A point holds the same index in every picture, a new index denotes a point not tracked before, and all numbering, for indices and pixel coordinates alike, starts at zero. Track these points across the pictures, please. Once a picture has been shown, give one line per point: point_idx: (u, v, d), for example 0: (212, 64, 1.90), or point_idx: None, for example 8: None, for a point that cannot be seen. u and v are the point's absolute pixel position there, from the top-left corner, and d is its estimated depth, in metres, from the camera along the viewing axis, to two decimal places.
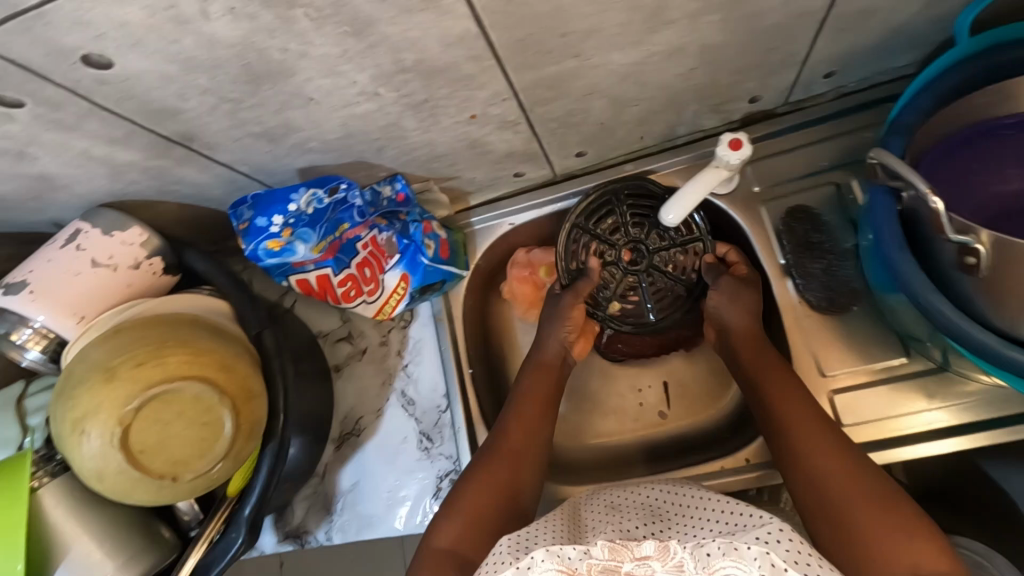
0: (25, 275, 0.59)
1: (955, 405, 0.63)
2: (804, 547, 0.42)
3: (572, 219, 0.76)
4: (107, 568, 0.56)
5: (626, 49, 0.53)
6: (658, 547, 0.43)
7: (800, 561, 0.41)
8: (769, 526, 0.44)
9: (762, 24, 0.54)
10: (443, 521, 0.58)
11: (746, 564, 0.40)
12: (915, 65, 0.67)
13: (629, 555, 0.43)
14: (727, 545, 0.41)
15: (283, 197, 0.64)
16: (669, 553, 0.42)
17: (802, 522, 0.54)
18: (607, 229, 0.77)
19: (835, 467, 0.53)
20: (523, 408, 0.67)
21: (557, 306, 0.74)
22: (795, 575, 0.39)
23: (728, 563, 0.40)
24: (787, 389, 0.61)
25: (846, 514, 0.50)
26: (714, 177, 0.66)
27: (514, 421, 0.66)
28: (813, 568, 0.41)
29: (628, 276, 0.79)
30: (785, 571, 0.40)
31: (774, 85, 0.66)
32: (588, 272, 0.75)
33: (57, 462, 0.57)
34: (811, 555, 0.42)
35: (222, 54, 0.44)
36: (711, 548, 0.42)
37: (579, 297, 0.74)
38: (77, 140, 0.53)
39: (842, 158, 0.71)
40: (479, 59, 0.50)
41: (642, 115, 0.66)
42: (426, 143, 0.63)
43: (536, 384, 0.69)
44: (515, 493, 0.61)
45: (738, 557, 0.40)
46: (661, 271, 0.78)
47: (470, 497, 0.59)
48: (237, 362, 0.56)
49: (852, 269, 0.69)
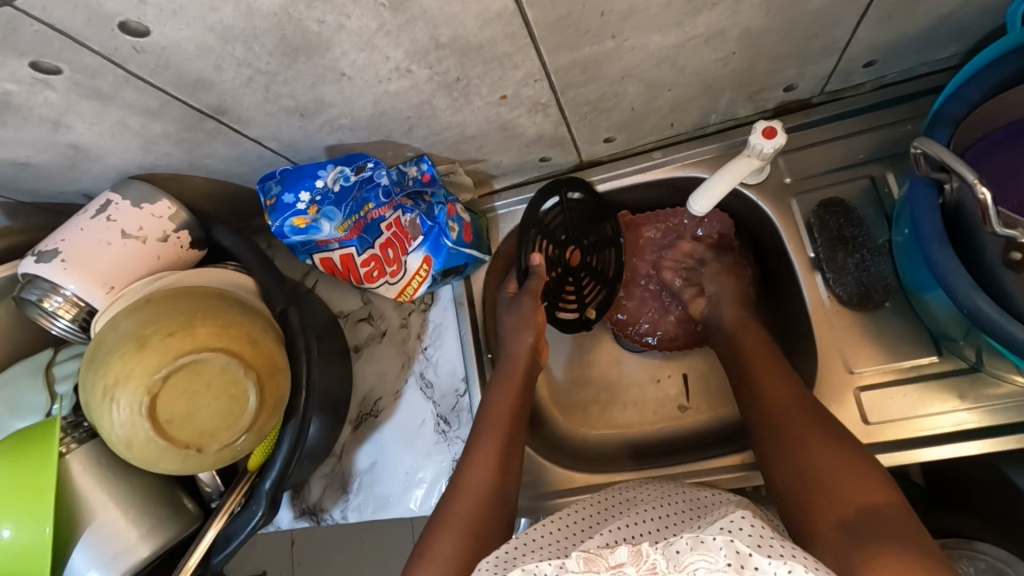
0: (56, 243, 0.60)
1: (987, 407, 0.62)
2: (766, 530, 0.44)
3: (525, 215, 0.76)
4: (130, 536, 0.56)
5: (666, 31, 0.52)
6: (632, 552, 0.44)
7: (764, 544, 0.43)
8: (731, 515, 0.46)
9: (807, 8, 0.52)
10: (433, 538, 0.56)
11: (712, 555, 0.42)
12: (959, 55, 0.65)
13: (604, 564, 0.44)
14: (694, 541, 0.44)
15: (311, 173, 0.64)
16: (642, 557, 0.44)
17: (792, 525, 0.52)
18: (554, 225, 0.78)
19: (836, 463, 0.51)
20: (499, 416, 0.66)
21: (516, 312, 0.73)
22: (757, 559, 0.42)
23: (697, 557, 0.42)
24: (783, 410, 0.58)
25: (840, 507, 0.48)
26: (745, 167, 0.64)
27: (489, 432, 0.64)
28: (778, 549, 0.42)
29: (566, 277, 0.80)
30: (749, 556, 0.42)
31: (813, 73, 0.64)
32: (537, 270, 0.74)
33: (84, 429, 0.58)
34: (773, 536, 0.43)
35: (259, 24, 0.44)
36: (680, 545, 0.44)
37: (538, 297, 0.73)
38: (114, 110, 0.53)
39: (880, 152, 0.69)
40: (515, 37, 0.49)
41: (676, 101, 0.65)
42: (457, 124, 0.63)
43: (505, 391, 0.68)
44: (495, 502, 0.59)
45: (705, 549, 0.42)
46: (590, 271, 0.81)
47: (458, 512, 0.57)
48: (263, 338, 0.56)
49: (887, 264, 0.67)
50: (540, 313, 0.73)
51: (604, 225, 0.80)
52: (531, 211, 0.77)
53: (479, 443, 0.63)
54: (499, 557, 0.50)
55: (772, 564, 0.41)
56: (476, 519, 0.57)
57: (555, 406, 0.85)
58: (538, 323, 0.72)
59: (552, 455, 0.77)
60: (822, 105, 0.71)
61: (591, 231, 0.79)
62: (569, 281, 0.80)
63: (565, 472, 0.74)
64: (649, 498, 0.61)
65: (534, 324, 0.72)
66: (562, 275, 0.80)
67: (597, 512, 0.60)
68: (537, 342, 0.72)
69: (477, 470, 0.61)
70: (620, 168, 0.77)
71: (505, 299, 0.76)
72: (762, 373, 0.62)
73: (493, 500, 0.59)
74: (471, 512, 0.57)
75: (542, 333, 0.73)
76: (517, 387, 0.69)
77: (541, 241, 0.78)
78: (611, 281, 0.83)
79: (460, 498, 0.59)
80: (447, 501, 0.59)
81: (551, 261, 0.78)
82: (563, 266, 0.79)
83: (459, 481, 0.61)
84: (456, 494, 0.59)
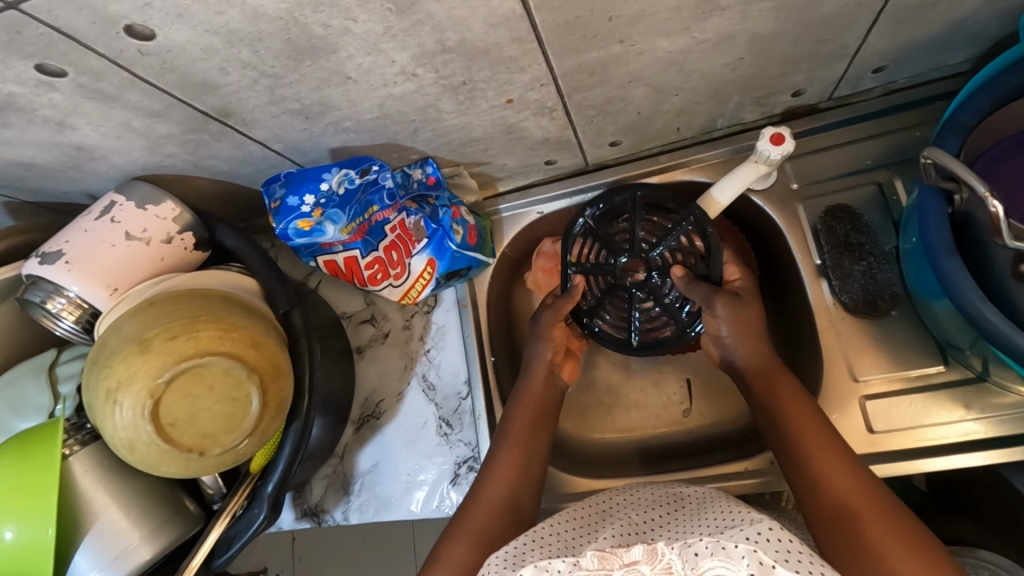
0: (60, 245, 0.59)
1: (992, 417, 0.61)
2: (793, 543, 0.43)
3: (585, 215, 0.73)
4: (133, 538, 0.56)
5: (674, 36, 0.51)
6: (647, 551, 0.44)
7: (791, 559, 0.42)
8: (759, 525, 0.45)
9: (816, 14, 0.52)
10: (447, 550, 0.55)
11: (733, 563, 0.41)
12: (971, 61, 0.64)
13: (618, 561, 0.44)
14: (715, 545, 0.43)
15: (316, 175, 0.63)
16: (657, 556, 0.43)
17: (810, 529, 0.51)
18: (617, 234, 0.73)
19: (859, 497, 0.49)
20: (520, 430, 0.66)
21: (536, 325, 0.72)
22: (783, 573, 0.40)
23: (717, 563, 0.41)
24: (798, 415, 0.57)
25: (862, 537, 0.46)
26: (753, 172, 0.64)
27: (509, 447, 0.64)
28: (804, 565, 0.41)
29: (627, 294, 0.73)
30: (774, 569, 0.41)
31: (821, 79, 0.64)
32: (572, 290, 0.72)
33: (87, 431, 0.58)
34: (802, 551, 0.42)
35: (265, 27, 0.44)
36: (699, 548, 0.43)
37: (560, 316, 0.71)
38: (118, 112, 0.53)
39: (887, 158, 0.68)
40: (522, 41, 0.49)
41: (683, 105, 0.65)
42: (462, 127, 0.62)
43: (524, 403, 0.68)
44: (509, 508, 0.59)
45: (726, 557, 0.42)
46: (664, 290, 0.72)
47: (472, 522, 0.57)
48: (267, 340, 0.56)
49: (893, 271, 0.67)
50: (558, 328, 0.72)
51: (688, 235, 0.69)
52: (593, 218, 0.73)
53: (503, 447, 0.64)
54: (508, 553, 0.49)
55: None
56: (489, 526, 0.56)
57: None
58: (556, 337, 0.71)
59: (555, 458, 0.77)
60: (831, 110, 0.70)
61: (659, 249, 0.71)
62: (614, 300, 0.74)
63: (569, 476, 0.75)
64: (649, 504, 0.59)
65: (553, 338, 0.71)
66: (608, 293, 0.74)
67: (600, 514, 0.60)
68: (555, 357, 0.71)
69: (493, 484, 0.61)
70: (626, 172, 0.76)
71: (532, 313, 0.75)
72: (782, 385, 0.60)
73: (504, 508, 0.59)
74: (485, 522, 0.57)
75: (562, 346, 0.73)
76: (535, 401, 0.68)
77: (591, 244, 0.74)
78: (687, 318, 0.72)
79: (478, 507, 0.59)
80: (462, 513, 0.59)
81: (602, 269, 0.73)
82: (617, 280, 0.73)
83: (477, 493, 0.60)
84: (473, 506, 0.59)
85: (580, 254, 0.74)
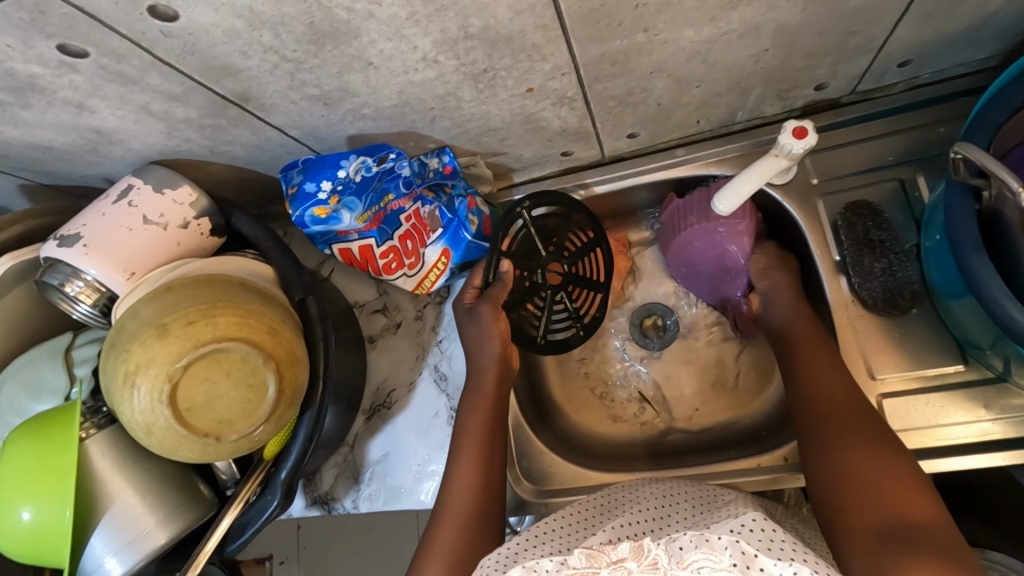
0: (79, 228, 0.59)
1: (1009, 418, 0.61)
2: (776, 534, 0.44)
3: (522, 203, 0.73)
4: (148, 522, 0.57)
5: (700, 26, 0.51)
6: (634, 548, 0.43)
7: (773, 547, 0.42)
8: (741, 517, 0.45)
9: (847, 4, 0.51)
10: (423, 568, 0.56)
11: (717, 554, 0.41)
12: (998, 57, 0.63)
13: (605, 559, 0.43)
14: (698, 538, 0.43)
15: (333, 163, 0.63)
16: (643, 552, 0.43)
17: (828, 513, 0.51)
18: (548, 237, 0.75)
19: (878, 467, 0.50)
20: (481, 433, 0.64)
21: (475, 322, 0.69)
22: (763, 561, 0.41)
23: (700, 555, 0.41)
24: (826, 396, 0.57)
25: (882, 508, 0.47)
26: (774, 166, 0.62)
27: (473, 446, 0.63)
28: (787, 552, 0.42)
29: (539, 291, 0.75)
30: (755, 558, 0.41)
31: (845, 72, 0.63)
32: (503, 278, 0.71)
33: (103, 414, 0.58)
34: (782, 539, 0.43)
35: (289, 10, 0.43)
36: (684, 542, 0.43)
37: (497, 307, 0.69)
38: (139, 94, 0.52)
39: (911, 154, 0.67)
40: (546, 29, 0.48)
41: (704, 98, 0.64)
42: (482, 115, 0.62)
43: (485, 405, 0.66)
44: (476, 520, 0.59)
45: (710, 549, 0.42)
46: (568, 298, 0.76)
47: (443, 540, 0.57)
48: (284, 327, 0.56)
49: (914, 269, 0.65)
50: (500, 321, 0.69)
51: (598, 254, 0.77)
52: (531, 204, 0.73)
53: (463, 457, 0.63)
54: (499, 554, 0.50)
55: (778, 566, 0.41)
56: (462, 546, 0.57)
57: (568, 403, 0.84)
58: (501, 331, 0.69)
59: (565, 452, 0.78)
60: (853, 104, 0.69)
61: (578, 255, 0.76)
62: (533, 298, 0.75)
63: (580, 470, 0.75)
64: (649, 497, 0.59)
65: (498, 333, 0.69)
66: (527, 289, 0.75)
67: (601, 509, 0.59)
68: (504, 350, 0.69)
69: (458, 492, 0.61)
70: (642, 164, 0.76)
71: (459, 309, 0.72)
72: (806, 362, 0.61)
73: (472, 521, 0.59)
74: (456, 540, 0.57)
75: (506, 339, 0.70)
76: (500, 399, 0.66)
77: (525, 233, 0.74)
78: (583, 326, 0.77)
79: (445, 524, 0.59)
80: (433, 525, 0.59)
81: (528, 264, 0.74)
82: (536, 281, 0.75)
83: (442, 507, 0.60)
84: (442, 525, 0.59)
85: (511, 242, 0.73)
